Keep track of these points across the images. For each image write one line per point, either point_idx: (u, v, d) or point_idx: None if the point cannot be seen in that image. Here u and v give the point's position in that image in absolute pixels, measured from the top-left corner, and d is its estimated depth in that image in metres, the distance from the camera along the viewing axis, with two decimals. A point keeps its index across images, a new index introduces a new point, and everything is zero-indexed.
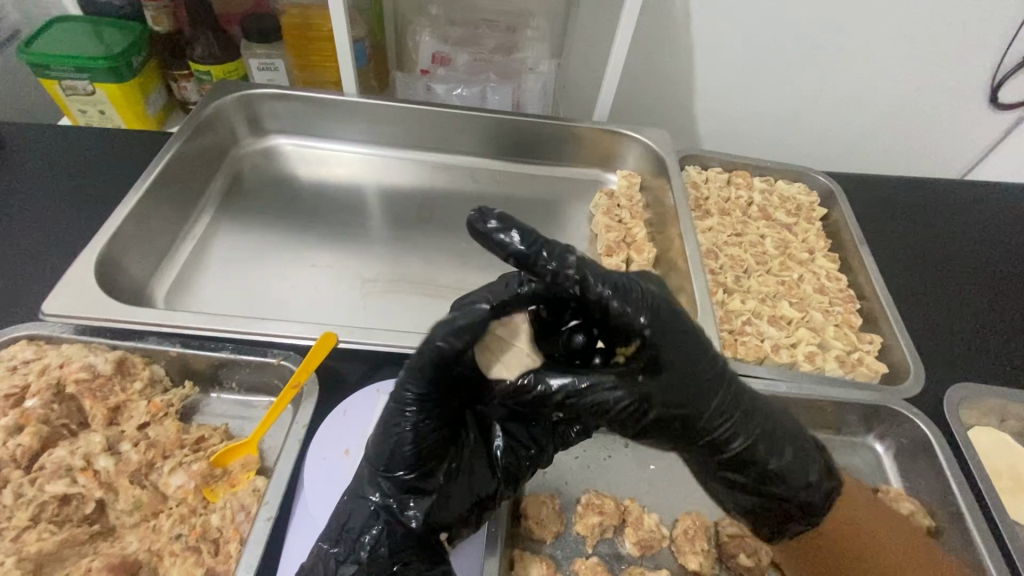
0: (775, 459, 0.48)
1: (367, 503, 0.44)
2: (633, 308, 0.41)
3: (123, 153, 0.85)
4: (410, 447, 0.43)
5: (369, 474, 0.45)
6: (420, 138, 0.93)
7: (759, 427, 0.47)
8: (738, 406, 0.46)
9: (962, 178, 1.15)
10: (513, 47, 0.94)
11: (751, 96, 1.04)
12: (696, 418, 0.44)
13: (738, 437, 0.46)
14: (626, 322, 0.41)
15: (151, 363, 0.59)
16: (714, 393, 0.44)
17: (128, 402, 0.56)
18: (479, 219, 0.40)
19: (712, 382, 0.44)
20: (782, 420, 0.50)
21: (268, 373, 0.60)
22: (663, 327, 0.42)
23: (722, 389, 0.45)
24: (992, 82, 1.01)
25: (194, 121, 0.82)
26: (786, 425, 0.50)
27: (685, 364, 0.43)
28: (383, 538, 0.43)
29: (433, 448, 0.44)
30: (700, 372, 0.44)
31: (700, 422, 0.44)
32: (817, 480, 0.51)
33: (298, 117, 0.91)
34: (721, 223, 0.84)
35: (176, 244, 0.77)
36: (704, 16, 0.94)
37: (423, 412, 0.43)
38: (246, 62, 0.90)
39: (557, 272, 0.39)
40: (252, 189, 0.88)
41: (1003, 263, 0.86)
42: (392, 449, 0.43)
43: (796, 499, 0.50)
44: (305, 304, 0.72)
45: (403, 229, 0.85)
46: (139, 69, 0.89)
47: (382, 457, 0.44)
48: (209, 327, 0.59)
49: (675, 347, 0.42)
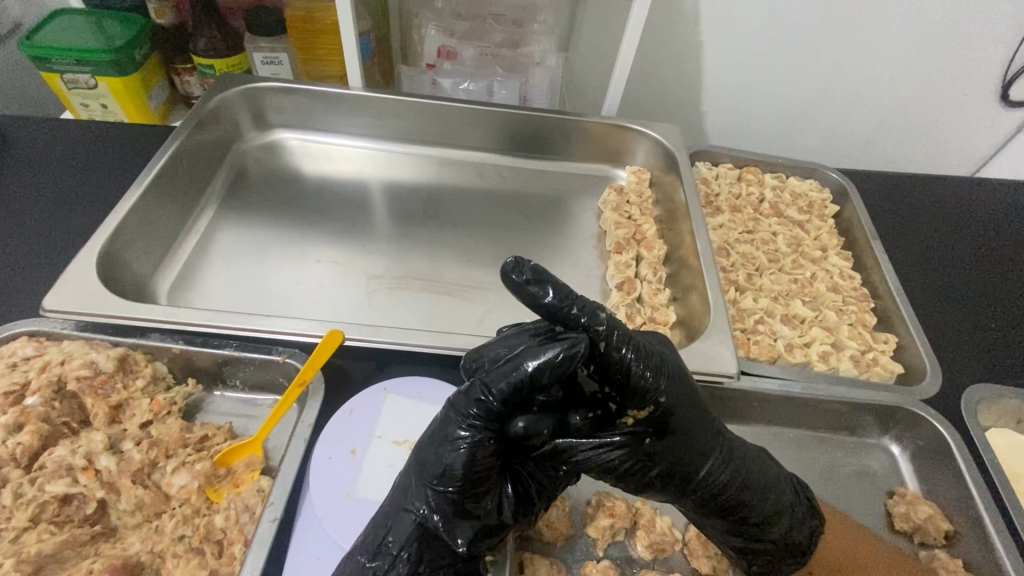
0: (767, 505, 0.49)
1: (411, 516, 0.43)
2: (650, 375, 0.42)
3: (125, 147, 0.84)
4: (461, 464, 0.42)
5: (418, 486, 0.43)
6: (427, 133, 0.92)
7: (751, 475, 0.48)
8: (730, 465, 0.47)
9: (972, 175, 1.14)
10: (520, 41, 0.94)
11: (762, 91, 1.03)
12: (692, 476, 0.46)
13: (733, 487, 0.47)
14: (644, 388, 0.42)
15: (154, 360, 0.58)
16: (710, 450, 0.46)
17: (130, 400, 0.55)
18: (514, 269, 0.42)
19: (711, 445, 0.46)
20: (768, 465, 0.51)
21: (273, 371, 0.59)
22: (674, 393, 0.44)
23: (716, 448, 0.47)
24: (1005, 79, 0.99)
25: (197, 114, 0.81)
26: (772, 469, 0.51)
27: (685, 425, 0.45)
28: (421, 555, 0.42)
29: (484, 466, 0.42)
30: (699, 434, 0.46)
31: (696, 476, 0.46)
32: (806, 534, 0.51)
33: (302, 111, 0.90)
34: (732, 220, 0.82)
35: (179, 240, 0.76)
36: (714, 8, 0.92)
37: (480, 431, 0.42)
38: (250, 56, 0.89)
39: (588, 328, 0.42)
40: (256, 184, 0.87)
41: (1018, 260, 0.84)
42: (443, 463, 0.42)
43: (786, 540, 0.50)
44: (310, 300, 0.71)
45: (409, 226, 0.84)
46: (142, 62, 0.88)
47: (431, 470, 0.42)
48: (212, 324, 0.57)
49: (680, 410, 0.44)
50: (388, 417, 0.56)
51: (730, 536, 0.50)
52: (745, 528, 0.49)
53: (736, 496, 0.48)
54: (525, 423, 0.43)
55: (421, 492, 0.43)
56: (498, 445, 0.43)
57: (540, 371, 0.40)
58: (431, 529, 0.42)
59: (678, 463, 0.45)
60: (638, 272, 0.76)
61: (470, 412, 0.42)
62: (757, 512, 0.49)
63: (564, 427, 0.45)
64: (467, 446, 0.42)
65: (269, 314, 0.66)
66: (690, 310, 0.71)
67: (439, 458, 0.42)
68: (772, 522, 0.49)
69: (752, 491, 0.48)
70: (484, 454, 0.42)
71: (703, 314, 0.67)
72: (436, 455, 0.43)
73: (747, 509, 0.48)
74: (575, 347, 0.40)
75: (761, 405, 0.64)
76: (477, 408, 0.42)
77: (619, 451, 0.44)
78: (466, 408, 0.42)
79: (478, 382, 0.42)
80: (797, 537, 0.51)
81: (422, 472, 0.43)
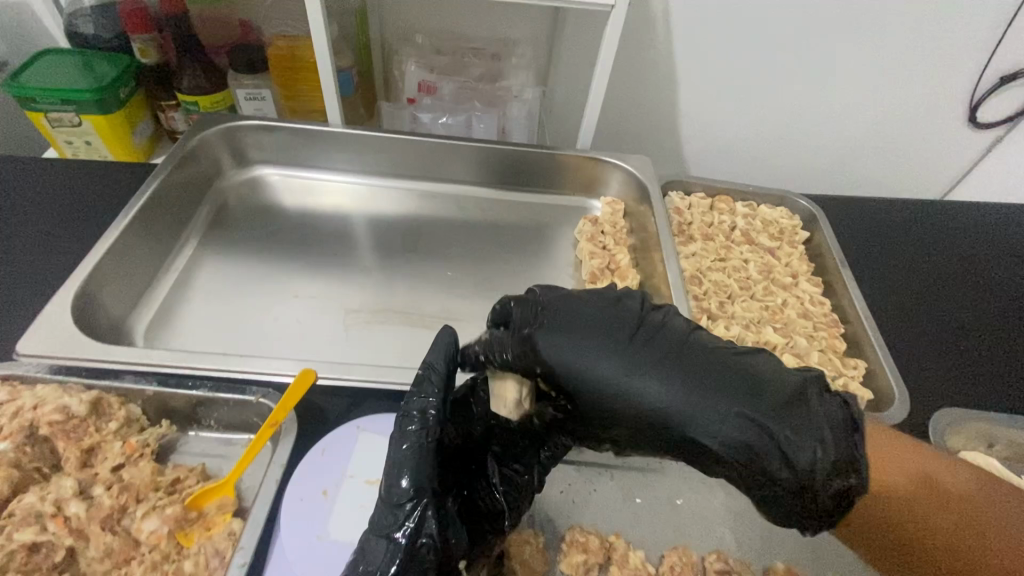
0: (776, 435, 0.45)
1: (386, 538, 0.44)
2: (518, 348, 0.50)
3: (106, 186, 0.85)
4: (413, 473, 0.45)
5: (383, 508, 0.44)
6: (407, 167, 0.93)
7: (737, 405, 0.46)
8: (700, 399, 0.47)
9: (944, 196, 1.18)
10: (498, 75, 0.98)
11: (733, 120, 1.06)
12: (642, 427, 0.49)
13: (714, 422, 0.46)
14: (522, 357, 0.51)
15: (128, 402, 0.58)
16: (655, 389, 0.48)
17: (101, 443, 0.55)
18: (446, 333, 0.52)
19: (654, 382, 0.48)
20: (771, 390, 0.47)
21: (247, 411, 0.59)
22: (560, 348, 0.50)
23: (662, 380, 0.48)
24: (969, 104, 1.03)
25: (177, 153, 0.82)
26: (776, 395, 0.47)
27: (604, 372, 0.49)
28: (407, 566, 0.43)
29: (431, 469, 0.46)
30: (629, 374, 0.49)
31: (667, 421, 0.47)
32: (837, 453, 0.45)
33: (282, 148, 0.91)
34: (704, 248, 0.84)
35: (158, 278, 0.77)
36: (685, 43, 0.95)
37: (423, 437, 0.46)
38: (234, 92, 0.93)
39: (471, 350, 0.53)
40: (238, 219, 0.88)
41: (983, 283, 0.87)
42: (398, 477, 0.45)
43: (822, 463, 0.45)
44: (289, 336, 0.72)
45: (389, 258, 0.85)
46: (126, 101, 0.90)
47: (391, 488, 0.45)
48: (185, 365, 0.58)
49: (578, 357, 0.50)
50: (361, 455, 0.56)
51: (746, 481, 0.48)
52: (771, 470, 0.46)
53: (733, 443, 0.46)
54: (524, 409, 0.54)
55: (389, 513, 0.44)
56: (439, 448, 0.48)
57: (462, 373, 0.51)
58: (407, 541, 0.43)
59: (633, 413, 0.48)
60: None
61: (403, 431, 0.47)
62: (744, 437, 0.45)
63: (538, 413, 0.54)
64: (415, 453, 0.45)
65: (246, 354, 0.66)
66: None
67: (390, 485, 0.45)
68: (787, 451, 0.45)
69: (710, 416, 0.46)
70: (432, 459, 0.46)
71: None
72: (390, 473, 0.45)
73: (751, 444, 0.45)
74: (447, 353, 0.52)
75: None
76: (412, 424, 0.47)
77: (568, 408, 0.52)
78: (402, 426, 0.47)
79: (406, 403, 0.48)
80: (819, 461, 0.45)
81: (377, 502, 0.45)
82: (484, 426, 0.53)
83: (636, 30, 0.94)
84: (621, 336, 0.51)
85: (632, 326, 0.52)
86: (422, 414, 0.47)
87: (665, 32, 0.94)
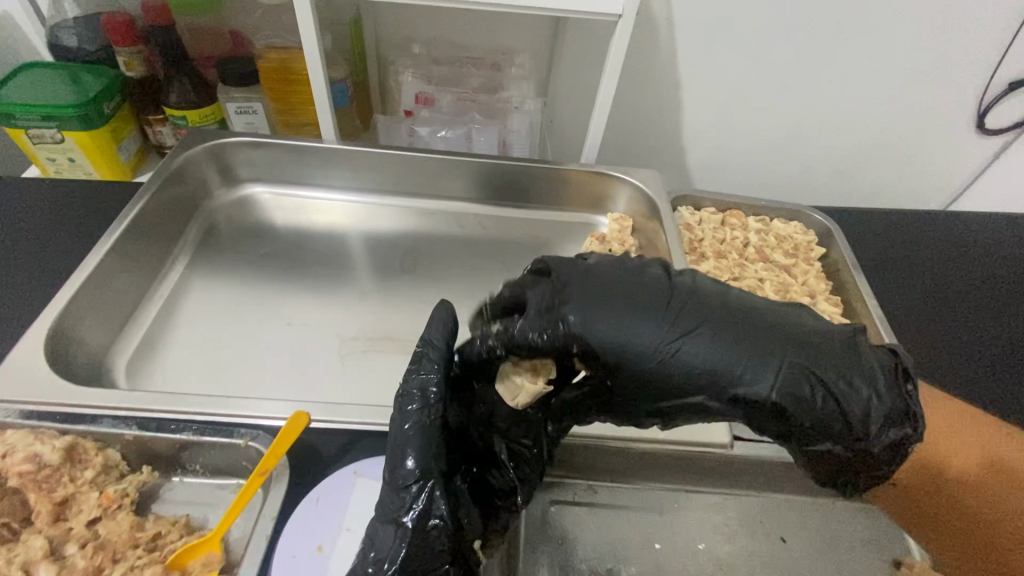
0: (833, 395, 0.40)
1: (394, 524, 0.43)
2: (538, 325, 0.42)
3: (88, 210, 0.81)
4: (418, 455, 0.43)
5: (390, 491, 0.44)
6: (404, 183, 0.89)
7: (791, 367, 0.40)
8: (755, 364, 0.40)
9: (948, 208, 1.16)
10: (498, 86, 0.94)
11: (741, 130, 1.03)
12: (690, 402, 0.42)
13: (773, 388, 0.40)
14: (544, 338, 0.42)
15: (106, 448, 0.54)
16: (703, 359, 0.41)
17: (76, 494, 0.51)
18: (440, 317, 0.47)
19: (699, 351, 0.41)
20: (822, 348, 0.41)
21: (236, 456, 0.55)
22: (587, 322, 0.42)
23: (710, 348, 0.41)
24: (978, 109, 1.00)
25: (162, 172, 0.78)
26: (826, 352, 0.41)
27: (642, 344, 0.41)
28: (417, 552, 0.43)
29: (437, 450, 0.44)
30: (670, 346, 0.41)
31: (722, 392, 0.41)
32: (896, 401, 0.41)
33: (273, 164, 0.87)
34: (717, 267, 0.80)
35: (141, 306, 0.72)
36: (691, 51, 0.92)
37: (426, 417, 0.44)
38: (224, 106, 0.88)
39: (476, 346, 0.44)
40: (228, 240, 0.84)
41: (997, 302, 0.84)
42: (403, 460, 0.43)
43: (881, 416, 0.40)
44: (281, 368, 0.68)
45: (386, 280, 0.81)
46: (111, 116, 0.85)
47: (395, 472, 0.44)
48: (168, 410, 0.54)
49: (609, 334, 0.42)
50: (358, 504, 0.52)
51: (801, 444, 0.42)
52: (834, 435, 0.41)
53: (794, 410, 0.40)
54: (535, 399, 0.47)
55: (397, 498, 0.43)
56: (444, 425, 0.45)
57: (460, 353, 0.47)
58: (415, 527, 0.43)
59: (678, 387, 0.42)
60: None
61: (403, 413, 0.44)
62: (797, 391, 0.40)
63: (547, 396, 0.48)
64: (418, 435, 0.44)
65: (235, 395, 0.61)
66: None
67: (394, 470, 0.43)
68: (848, 411, 0.40)
69: (761, 374, 0.40)
70: (437, 439, 0.44)
71: None
72: (394, 455, 0.44)
73: (812, 409, 0.40)
74: (447, 326, 0.47)
75: (760, 473, 0.60)
76: (411, 405, 0.44)
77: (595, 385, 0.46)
78: (401, 408, 0.44)
79: (405, 384, 0.45)
80: (880, 412, 0.40)
81: (381, 485, 0.44)
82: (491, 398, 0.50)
83: (640, 39, 0.91)
84: (651, 301, 0.43)
85: (663, 290, 0.43)
86: (422, 394, 0.44)
87: (671, 40, 0.91)
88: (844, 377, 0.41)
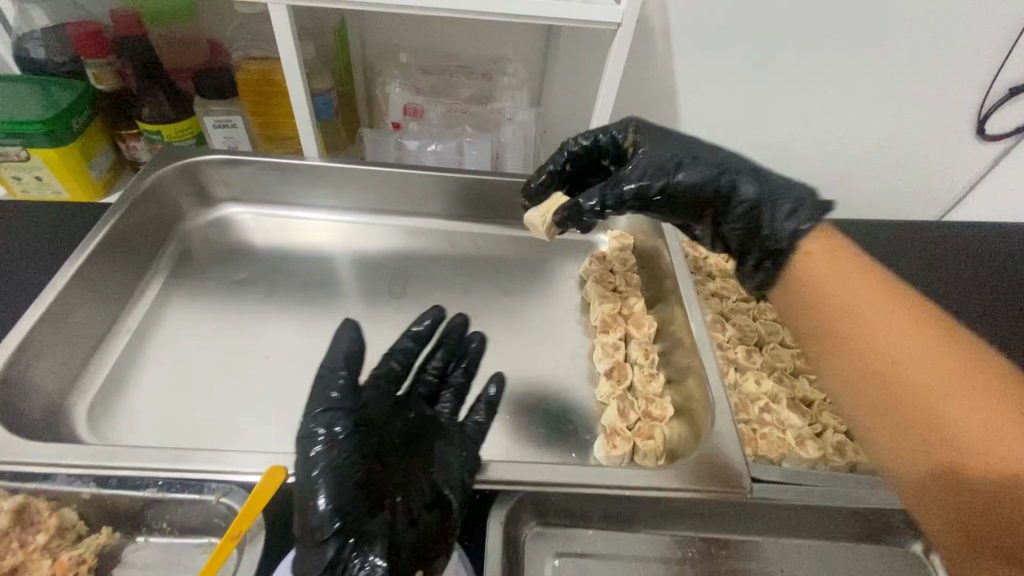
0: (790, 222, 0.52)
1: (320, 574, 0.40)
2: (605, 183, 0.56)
3: (52, 242, 0.77)
4: (330, 495, 0.41)
5: (311, 540, 0.41)
6: (392, 201, 0.84)
7: (768, 184, 0.54)
8: (743, 183, 0.54)
9: (950, 217, 1.13)
10: (490, 96, 0.89)
11: (742, 140, 0.99)
12: (700, 201, 0.55)
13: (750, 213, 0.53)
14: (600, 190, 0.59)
15: (61, 507, 0.49)
16: (710, 191, 0.55)
17: (27, 561, 0.47)
18: (337, 345, 0.48)
19: (712, 180, 0.55)
20: (782, 178, 0.55)
21: (207, 513, 0.50)
22: (652, 162, 0.56)
23: (717, 175, 0.55)
24: (979, 115, 0.97)
25: (130, 193, 0.73)
26: (786, 181, 0.55)
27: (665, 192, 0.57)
28: None
29: (349, 484, 0.42)
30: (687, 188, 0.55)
31: (718, 208, 0.55)
32: (810, 224, 0.51)
33: (250, 184, 0.82)
34: (724, 287, 0.76)
35: (107, 341, 0.67)
36: (691, 58, 0.88)
37: (330, 454, 0.43)
38: (201, 120, 0.82)
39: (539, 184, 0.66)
40: (203, 263, 0.78)
41: (1005, 322, 0.82)
42: (315, 505, 0.41)
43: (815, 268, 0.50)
44: (259, 407, 0.62)
45: (373, 304, 0.75)
46: (80, 131, 0.79)
47: (312, 518, 0.41)
48: (128, 464, 0.49)
49: (653, 148, 0.57)
50: None
51: (733, 220, 0.55)
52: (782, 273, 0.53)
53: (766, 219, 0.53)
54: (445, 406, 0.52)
55: (319, 545, 0.41)
56: (358, 456, 0.44)
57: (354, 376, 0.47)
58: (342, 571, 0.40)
59: (693, 189, 0.55)
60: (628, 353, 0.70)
61: (309, 456, 0.43)
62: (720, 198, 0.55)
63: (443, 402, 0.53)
64: (325, 475, 0.42)
65: (207, 450, 0.55)
66: (687, 397, 0.64)
67: (307, 514, 0.42)
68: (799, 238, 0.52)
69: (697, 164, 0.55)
70: (347, 474, 0.42)
71: (704, 404, 0.61)
72: (308, 503, 0.42)
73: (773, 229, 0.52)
74: (344, 354, 0.47)
75: (775, 515, 0.56)
76: (315, 445, 0.44)
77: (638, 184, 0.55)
78: (305, 450, 0.44)
79: (304, 426, 0.45)
80: (793, 230, 0.51)
81: (300, 533, 0.42)
82: (403, 418, 0.49)
83: (637, 45, 0.86)
84: (675, 143, 0.57)
85: (682, 141, 0.57)
86: (322, 431, 0.44)
87: (668, 48, 0.86)
88: (768, 181, 0.54)
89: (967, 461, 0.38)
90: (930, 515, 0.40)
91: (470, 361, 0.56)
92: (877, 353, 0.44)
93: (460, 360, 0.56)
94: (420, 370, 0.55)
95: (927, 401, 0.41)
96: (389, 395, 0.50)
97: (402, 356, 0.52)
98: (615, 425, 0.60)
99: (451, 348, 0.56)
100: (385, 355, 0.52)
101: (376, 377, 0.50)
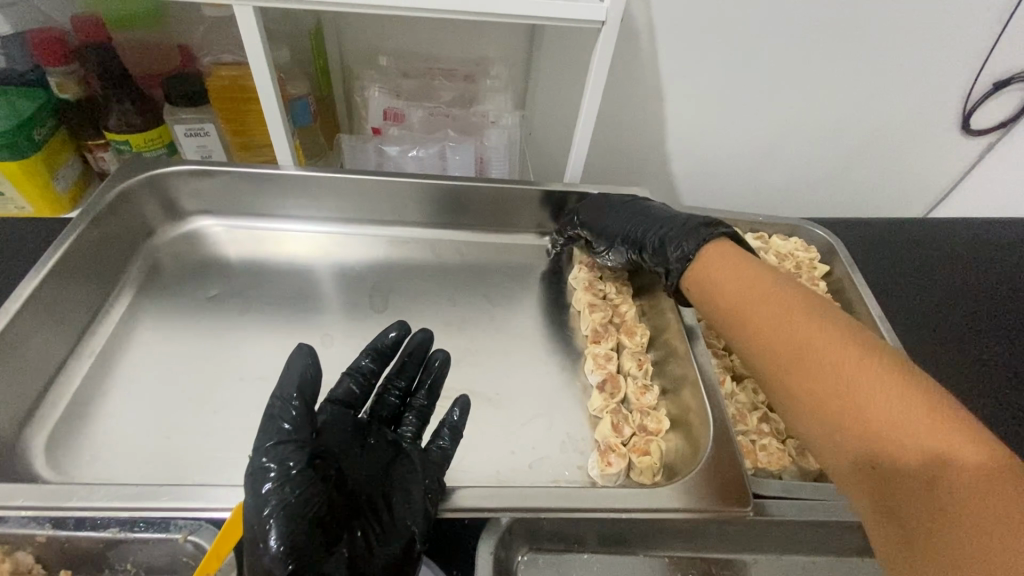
0: (692, 245, 0.63)
1: None
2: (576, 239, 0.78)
3: (14, 263, 0.74)
4: (282, 539, 0.39)
5: None
6: (373, 209, 0.81)
7: (671, 228, 0.66)
8: (659, 233, 0.67)
9: (934, 214, 1.13)
10: (472, 99, 0.86)
11: (728, 141, 0.98)
12: (642, 247, 0.68)
13: (669, 248, 0.64)
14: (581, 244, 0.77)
15: (15, 551, 0.46)
16: (642, 238, 0.68)
17: None
18: (293, 368, 0.45)
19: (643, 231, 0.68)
20: (678, 219, 0.68)
21: (174, 552, 0.47)
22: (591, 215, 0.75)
23: (642, 227, 0.69)
24: (964, 110, 0.96)
25: (92, 209, 0.69)
26: (681, 220, 0.67)
27: (616, 235, 0.71)
28: None
29: (304, 526, 0.40)
30: (624, 233, 0.70)
31: (649, 246, 0.67)
32: (698, 246, 0.63)
33: (224, 195, 0.79)
34: None
35: (67, 368, 0.63)
36: (677, 59, 0.85)
37: (281, 495, 0.41)
38: (171, 129, 0.78)
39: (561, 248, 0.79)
40: (173, 279, 0.74)
41: (989, 323, 0.82)
42: (267, 550, 0.39)
43: (734, 272, 0.58)
44: (233, 432, 0.59)
45: (354, 318, 0.72)
46: (43, 143, 0.74)
47: (263, 563, 0.40)
48: (80, 509, 0.44)
49: (593, 214, 0.75)
50: None
51: (652, 258, 0.67)
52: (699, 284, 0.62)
53: (677, 249, 0.64)
54: (408, 430, 0.52)
55: None
56: (313, 494, 0.41)
57: (311, 403, 0.45)
58: None
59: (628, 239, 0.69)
60: (621, 364, 0.68)
61: (259, 495, 0.41)
62: (642, 242, 0.67)
63: (407, 425, 0.53)
64: (279, 518, 0.40)
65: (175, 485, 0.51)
66: (684, 408, 0.62)
67: (257, 555, 0.40)
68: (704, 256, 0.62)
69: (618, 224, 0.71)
70: (302, 516, 0.40)
71: (699, 416, 0.59)
72: (257, 547, 0.40)
73: (685, 251, 0.63)
74: (298, 380, 0.45)
75: (774, 530, 0.55)
76: (267, 482, 0.41)
77: (606, 227, 0.72)
78: (256, 488, 0.41)
79: (255, 460, 0.42)
80: (683, 253, 0.63)
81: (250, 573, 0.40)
82: (363, 445, 0.48)
83: (623, 45, 0.84)
84: (614, 207, 0.74)
85: (620, 205, 0.75)
86: (273, 465, 0.42)
87: (654, 47, 0.84)
88: (665, 223, 0.67)
89: (896, 454, 0.41)
90: (865, 512, 0.43)
91: (434, 379, 0.55)
92: (816, 359, 0.47)
93: (424, 379, 0.55)
94: (382, 390, 0.54)
95: (844, 393, 0.45)
96: (349, 421, 0.48)
97: (361, 377, 0.51)
98: (610, 441, 0.59)
99: (415, 367, 0.55)
100: (344, 374, 0.51)
101: (334, 401, 0.49)
